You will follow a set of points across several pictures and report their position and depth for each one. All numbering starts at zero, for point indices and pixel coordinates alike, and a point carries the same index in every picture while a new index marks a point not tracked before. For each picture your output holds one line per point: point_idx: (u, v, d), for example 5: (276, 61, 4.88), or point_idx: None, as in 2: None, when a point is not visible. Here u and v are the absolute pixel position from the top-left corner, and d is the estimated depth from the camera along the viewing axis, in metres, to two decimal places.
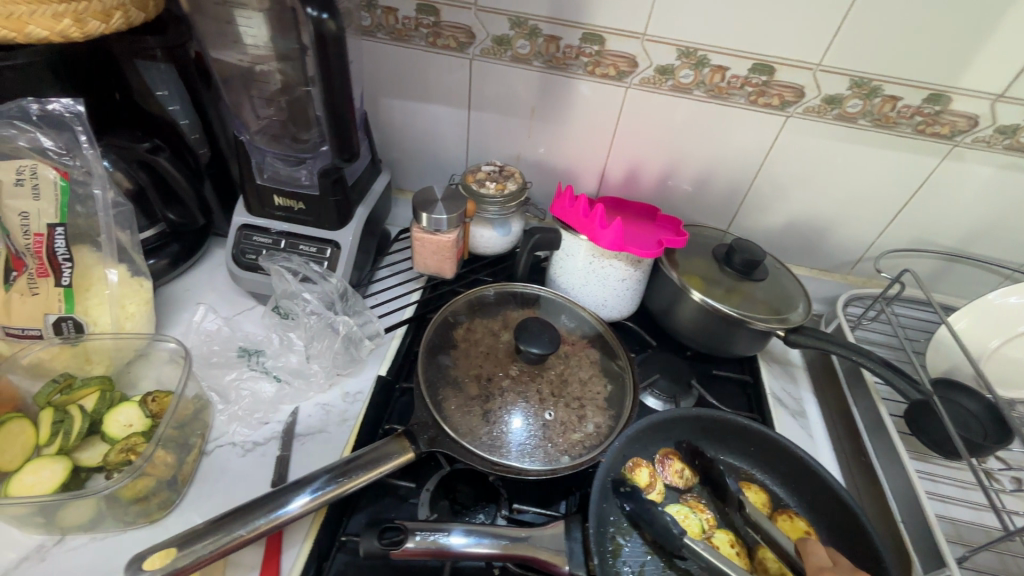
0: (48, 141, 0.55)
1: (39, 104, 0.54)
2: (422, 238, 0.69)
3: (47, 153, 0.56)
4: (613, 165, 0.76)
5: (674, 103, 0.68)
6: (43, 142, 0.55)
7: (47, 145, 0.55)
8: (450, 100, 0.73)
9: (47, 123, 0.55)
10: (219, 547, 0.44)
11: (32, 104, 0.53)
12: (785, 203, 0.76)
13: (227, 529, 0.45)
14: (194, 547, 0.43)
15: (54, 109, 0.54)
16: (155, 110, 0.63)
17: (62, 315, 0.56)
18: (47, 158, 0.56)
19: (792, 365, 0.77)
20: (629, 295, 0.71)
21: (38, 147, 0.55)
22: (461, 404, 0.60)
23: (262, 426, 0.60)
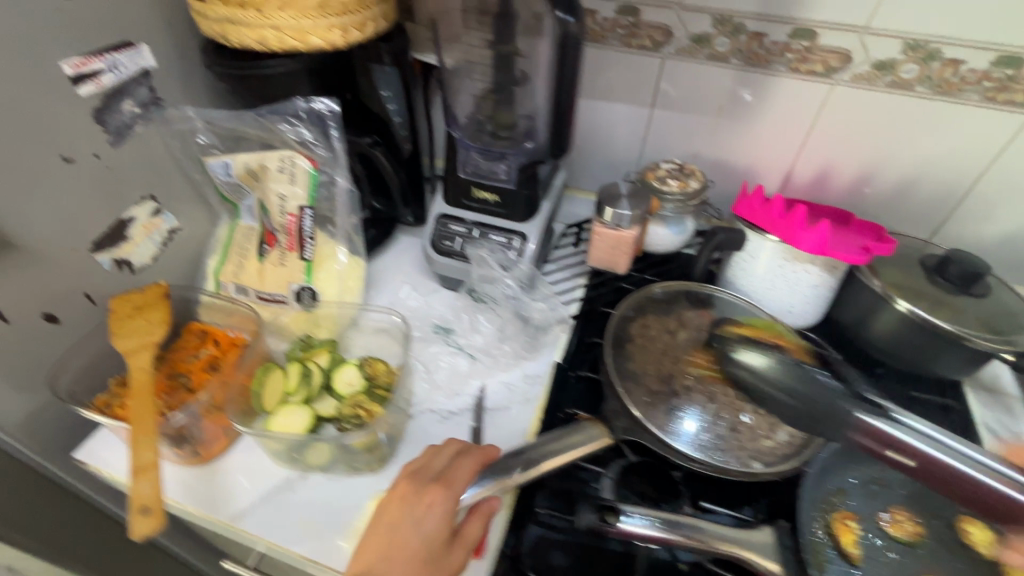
0: (308, 134, 0.65)
1: (306, 104, 0.63)
2: (601, 232, 0.71)
3: (304, 145, 0.65)
4: (801, 166, 0.73)
5: (888, 100, 0.63)
6: (304, 135, 0.65)
7: (307, 137, 0.65)
8: (633, 99, 0.74)
9: (309, 119, 0.64)
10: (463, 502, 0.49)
11: (302, 103, 0.63)
12: (1011, 213, 0.68)
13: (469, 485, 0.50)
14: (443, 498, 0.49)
15: (314, 106, 0.63)
16: (375, 108, 0.71)
17: (302, 284, 0.66)
18: (302, 148, 0.65)
19: (1007, 396, 0.68)
20: (818, 303, 0.68)
21: (302, 140, 0.65)
22: (646, 396, 0.60)
23: (455, 398, 0.65)
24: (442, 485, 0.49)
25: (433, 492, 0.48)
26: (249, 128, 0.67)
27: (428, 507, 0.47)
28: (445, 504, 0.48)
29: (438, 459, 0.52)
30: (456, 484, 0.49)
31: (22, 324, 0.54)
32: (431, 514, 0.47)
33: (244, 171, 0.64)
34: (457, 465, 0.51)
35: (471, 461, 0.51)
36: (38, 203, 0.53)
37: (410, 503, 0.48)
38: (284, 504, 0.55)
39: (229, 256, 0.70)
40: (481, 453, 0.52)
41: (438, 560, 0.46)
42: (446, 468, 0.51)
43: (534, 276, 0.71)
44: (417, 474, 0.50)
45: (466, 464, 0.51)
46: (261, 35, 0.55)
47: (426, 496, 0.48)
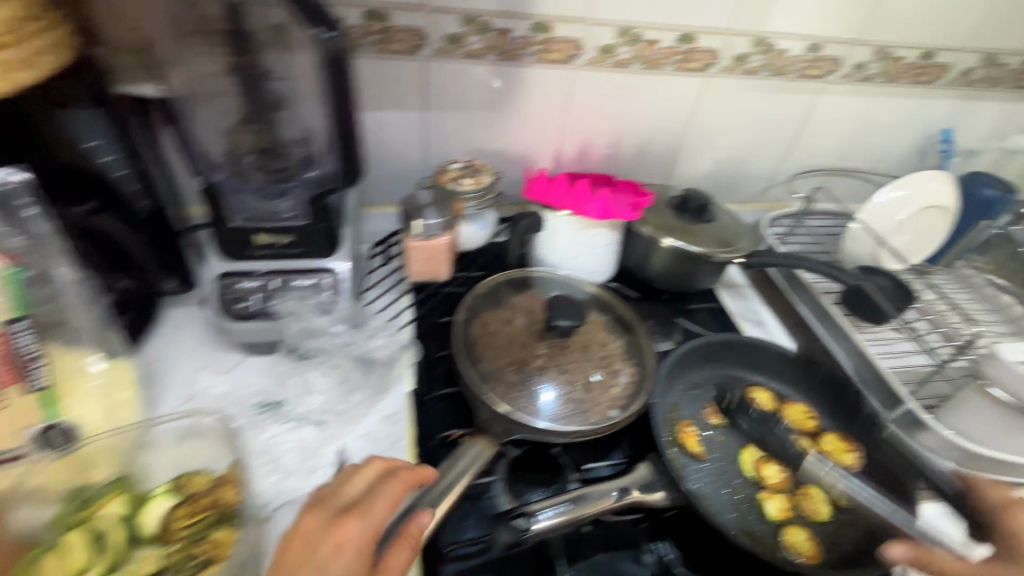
0: None
1: None
2: (414, 247, 0.68)
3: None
4: (566, 143, 0.82)
5: (615, 78, 0.75)
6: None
7: None
8: (405, 105, 0.72)
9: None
10: None
11: None
12: (710, 151, 0.88)
13: None
14: None
15: None
16: (71, 158, 0.52)
17: (46, 422, 0.48)
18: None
19: (741, 287, 0.91)
20: (611, 258, 0.79)
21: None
22: (507, 391, 0.63)
23: (313, 474, 0.56)
24: (355, 517, 0.46)
25: (346, 524, 0.45)
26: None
27: (378, 522, 0.46)
28: (360, 535, 0.45)
29: (354, 487, 0.49)
30: (371, 510, 0.47)
31: None
32: (347, 546, 0.44)
33: None
34: (378, 490, 0.49)
35: (398, 484, 0.49)
36: None
37: (320, 540, 0.45)
38: None
39: None
40: (410, 473, 0.51)
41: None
42: (359, 496, 0.48)
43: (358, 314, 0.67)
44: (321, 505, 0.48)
45: (390, 491, 0.48)
46: None
47: (336, 532, 0.45)
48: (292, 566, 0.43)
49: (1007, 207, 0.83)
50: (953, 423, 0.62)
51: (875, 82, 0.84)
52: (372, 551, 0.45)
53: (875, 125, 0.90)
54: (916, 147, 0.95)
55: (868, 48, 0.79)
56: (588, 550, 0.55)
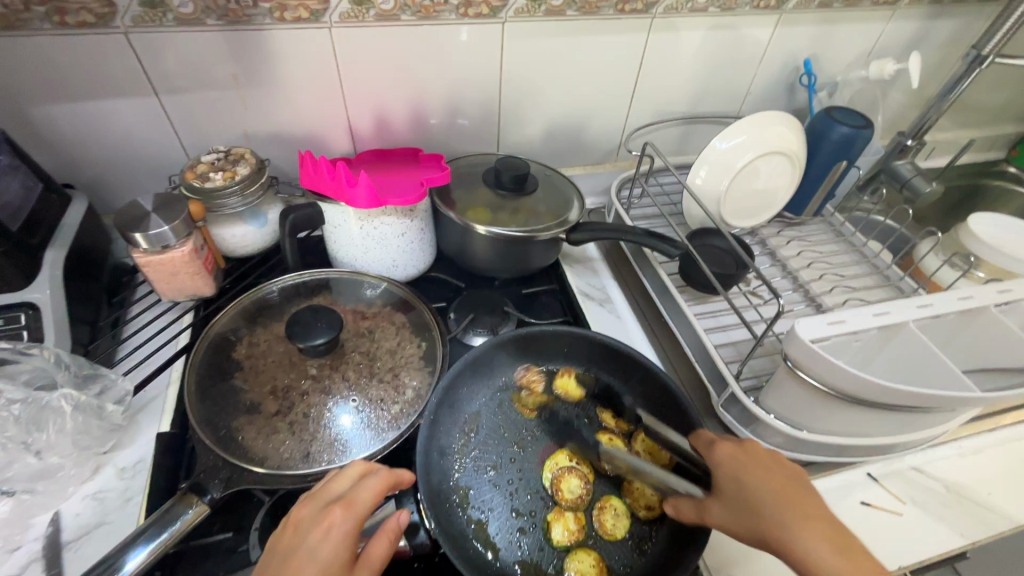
0: None
1: None
2: (150, 262, 0.57)
3: None
4: (356, 117, 0.70)
5: (388, 34, 0.63)
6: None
7: None
8: (127, 90, 0.60)
9: None
10: None
11: None
12: (538, 110, 0.77)
13: None
14: None
15: None
16: None
17: None
18: None
19: (592, 260, 0.81)
20: (416, 248, 0.68)
21: None
22: (259, 428, 0.53)
23: (9, 556, 0.47)
24: (340, 508, 0.42)
25: (330, 516, 0.42)
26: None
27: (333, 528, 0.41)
28: (344, 528, 0.41)
29: (340, 483, 0.45)
30: (358, 502, 0.43)
31: None
32: (332, 538, 0.41)
33: None
34: (360, 485, 0.44)
35: (377, 481, 0.44)
36: None
37: (308, 530, 0.42)
38: None
39: None
40: (390, 474, 0.45)
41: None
42: (344, 492, 0.44)
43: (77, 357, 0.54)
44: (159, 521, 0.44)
45: (372, 485, 0.44)
46: None
47: (323, 521, 0.42)
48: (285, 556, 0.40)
49: (865, 142, 0.72)
50: (774, 405, 0.55)
51: (712, 12, 0.72)
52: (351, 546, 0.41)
53: (723, 62, 0.79)
54: (777, 84, 0.85)
55: None
56: None
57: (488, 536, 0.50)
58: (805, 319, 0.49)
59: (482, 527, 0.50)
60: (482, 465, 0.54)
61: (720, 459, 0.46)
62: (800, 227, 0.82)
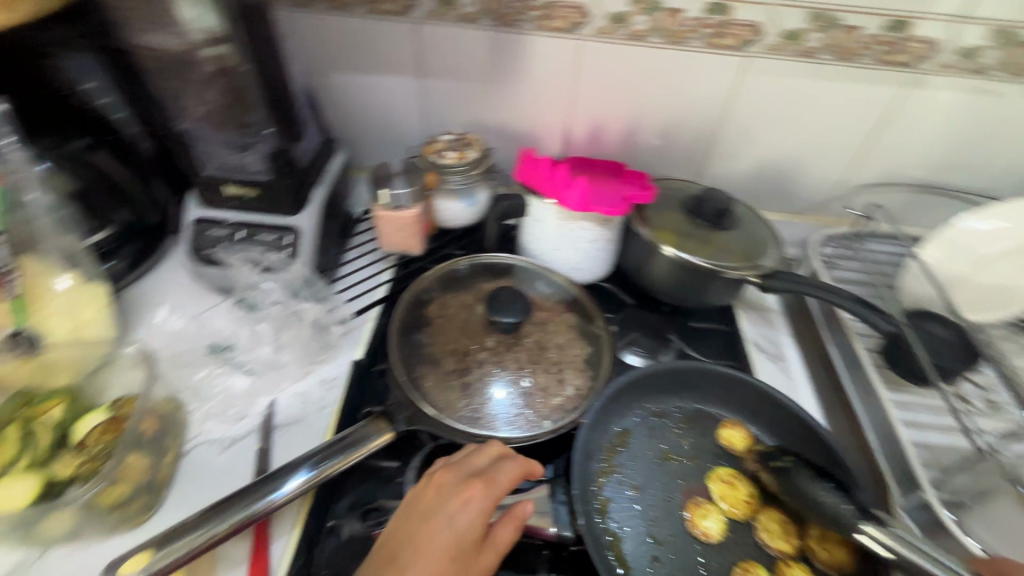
0: None
1: None
2: (384, 217, 0.67)
3: None
4: (575, 124, 0.74)
5: (629, 53, 0.66)
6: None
7: None
8: (401, 70, 0.70)
9: None
10: (198, 544, 0.44)
11: None
12: (753, 147, 0.75)
13: (204, 525, 0.44)
14: (171, 547, 0.43)
15: None
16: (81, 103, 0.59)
17: (14, 328, 0.54)
18: None
19: (769, 311, 0.77)
20: (603, 256, 0.70)
21: None
22: (438, 379, 0.59)
23: (239, 421, 0.59)
24: (482, 485, 0.48)
25: (472, 488, 0.47)
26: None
27: (469, 503, 0.47)
28: (482, 504, 0.47)
29: (481, 458, 0.50)
30: (498, 483, 0.48)
31: None
32: (469, 509, 0.46)
33: None
34: (500, 467, 0.49)
35: (515, 467, 0.49)
36: None
37: (448, 496, 0.47)
38: None
39: None
40: (524, 464, 0.50)
41: (465, 562, 0.45)
42: (484, 467, 0.49)
43: (314, 281, 0.65)
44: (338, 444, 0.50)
45: (511, 471, 0.49)
46: None
47: (463, 492, 0.47)
48: (429, 516, 0.46)
49: None
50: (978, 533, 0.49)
51: (994, 76, 0.64)
52: (486, 519, 0.47)
53: (990, 132, 0.69)
54: None
55: (982, 29, 0.60)
56: None
57: (621, 552, 0.50)
58: None
59: (617, 542, 0.51)
60: (626, 482, 0.55)
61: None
62: None
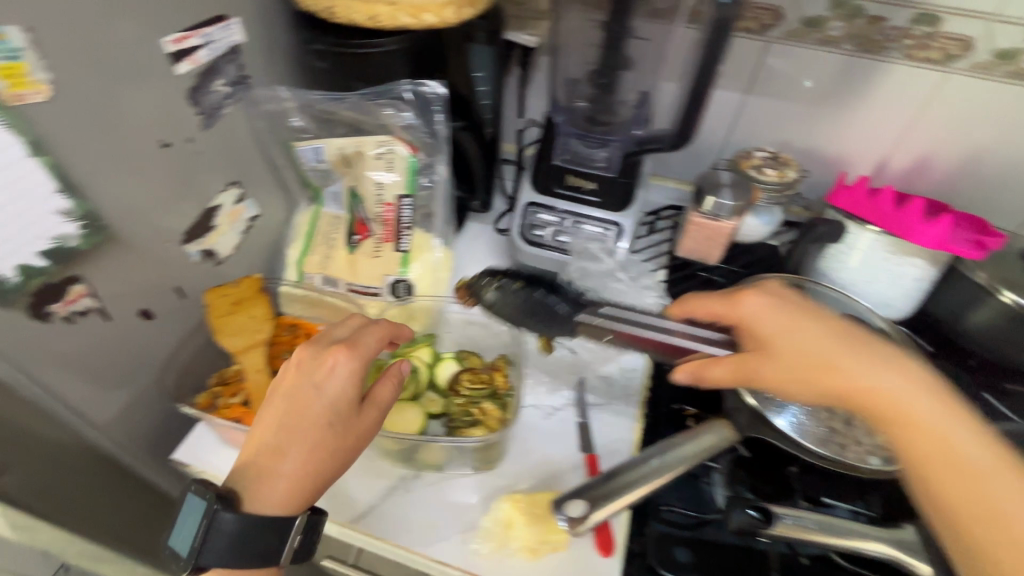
0: (411, 118, 0.63)
1: (414, 86, 0.60)
2: (698, 223, 0.69)
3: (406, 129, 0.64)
4: (897, 156, 0.72)
5: (1000, 92, 0.63)
6: (408, 119, 0.63)
7: (410, 120, 0.63)
8: (731, 83, 0.71)
9: (416, 104, 0.62)
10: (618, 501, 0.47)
11: (410, 87, 0.60)
12: None
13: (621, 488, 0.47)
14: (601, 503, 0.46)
15: (415, 90, 0.61)
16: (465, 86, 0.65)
17: (398, 276, 0.65)
18: (406, 133, 0.63)
19: None
20: (915, 296, 0.68)
21: (405, 123, 0.63)
22: None
23: (556, 393, 0.64)
24: (345, 348, 0.48)
25: (338, 353, 0.48)
26: (342, 110, 0.63)
27: (337, 366, 0.47)
28: (348, 367, 0.48)
29: (340, 329, 0.51)
30: (362, 347, 0.49)
31: (124, 318, 0.50)
32: (339, 371, 0.47)
33: (339, 157, 0.64)
34: (362, 332, 0.50)
35: (379, 330, 0.51)
36: (137, 193, 0.48)
37: (312, 369, 0.48)
38: (403, 506, 0.54)
39: (313, 246, 0.66)
40: (389, 327, 0.52)
41: (350, 420, 0.48)
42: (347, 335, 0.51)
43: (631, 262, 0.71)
44: (318, 338, 0.50)
45: (373, 333, 0.51)
46: (374, 10, 0.51)
47: (328, 359, 0.48)
48: (294, 388, 0.47)
49: None
50: None
51: None
52: (355, 381, 0.48)
53: None
54: None
55: None
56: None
57: None
58: None
59: None
60: None
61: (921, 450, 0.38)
62: None
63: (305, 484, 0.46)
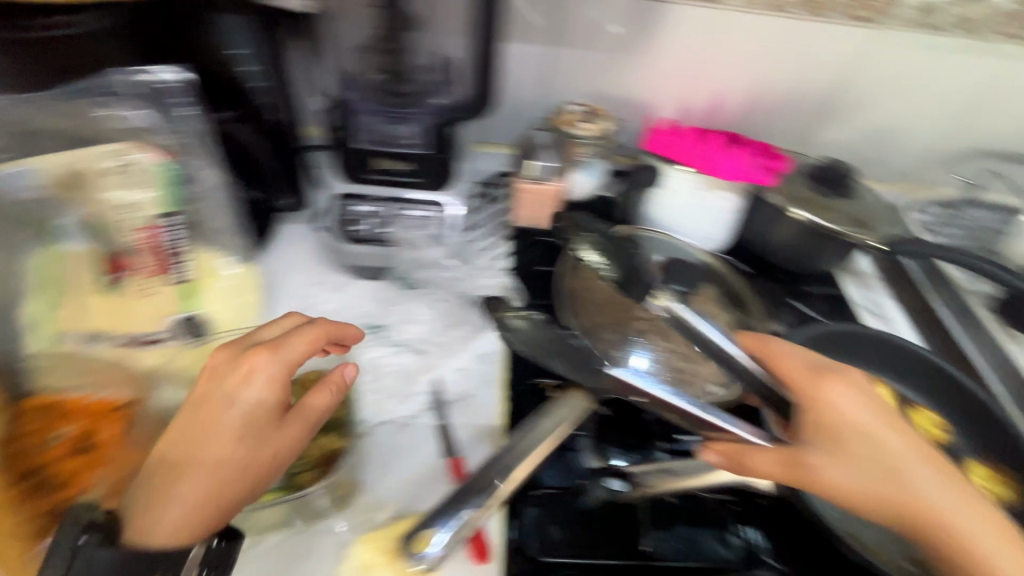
0: (130, 112, 0.51)
1: (132, 75, 0.49)
2: (525, 189, 0.68)
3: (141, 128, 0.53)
4: (696, 96, 0.75)
5: (769, 23, 0.68)
6: (143, 120, 0.52)
7: (129, 115, 0.52)
8: (533, 37, 0.69)
9: (155, 98, 0.51)
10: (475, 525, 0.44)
11: (136, 74, 0.49)
12: (863, 118, 0.78)
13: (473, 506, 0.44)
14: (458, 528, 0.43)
15: (139, 79, 0.50)
16: (215, 63, 0.54)
17: (182, 312, 0.54)
18: (144, 134, 0.52)
19: (867, 276, 0.81)
20: (729, 225, 0.72)
21: (140, 123, 0.52)
22: (605, 349, 0.60)
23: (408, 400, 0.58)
24: (266, 351, 0.43)
25: (254, 358, 0.43)
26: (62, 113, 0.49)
27: (251, 372, 0.42)
28: (267, 370, 0.43)
29: (270, 330, 0.47)
30: (288, 348, 0.44)
31: None
32: (256, 378, 0.42)
33: (64, 174, 0.50)
34: (294, 334, 0.45)
35: (313, 330, 0.46)
36: None
37: (223, 376, 0.43)
38: None
39: (61, 296, 0.52)
40: (328, 327, 0.48)
41: (273, 432, 0.42)
42: (268, 338, 0.46)
43: (466, 248, 0.68)
44: (234, 344, 0.45)
45: (308, 333, 0.46)
46: None
47: (242, 366, 0.43)
48: (204, 398, 0.42)
49: None
50: None
51: None
52: (281, 390, 0.43)
53: None
54: None
55: None
56: (673, 521, 0.54)
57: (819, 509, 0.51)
58: None
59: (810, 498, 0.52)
60: None
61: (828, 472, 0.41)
62: None
63: (208, 511, 0.39)
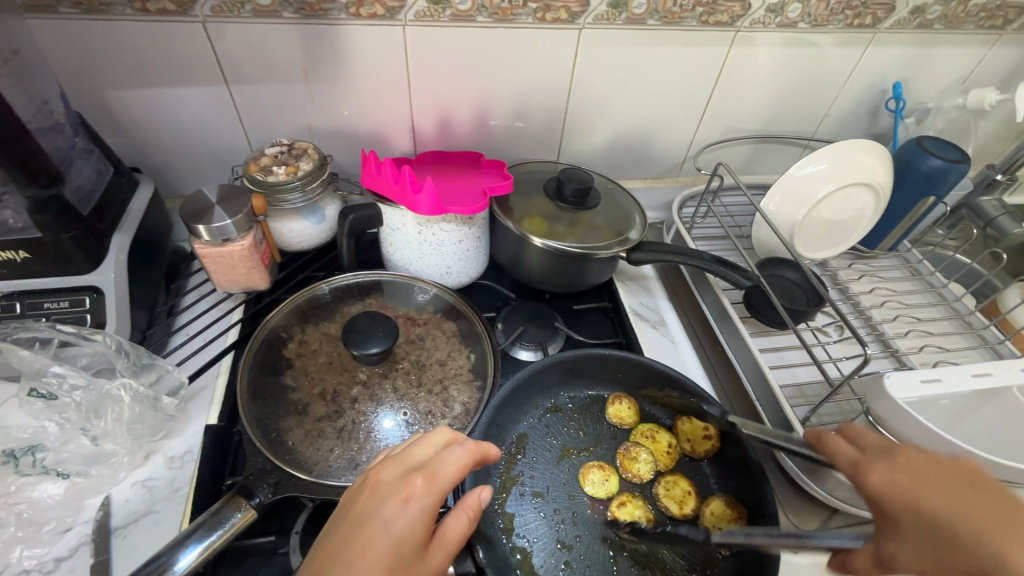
0: None
1: None
2: (210, 254, 0.57)
3: None
4: (420, 118, 0.69)
5: (462, 36, 0.61)
6: None
7: None
8: (198, 78, 0.60)
9: None
10: None
11: None
12: (605, 120, 0.75)
13: None
14: None
15: None
16: None
17: None
18: None
19: (647, 279, 0.78)
20: (471, 255, 0.66)
21: None
22: (307, 431, 0.52)
23: (62, 536, 0.47)
24: (424, 478, 0.39)
25: (412, 483, 0.38)
26: None
27: (394, 513, 0.37)
28: (426, 499, 0.38)
29: (424, 448, 0.41)
30: (443, 477, 0.39)
31: None
32: (410, 509, 0.37)
33: None
34: (445, 455, 0.40)
35: (464, 455, 0.40)
36: None
37: (385, 496, 0.38)
38: None
39: None
40: (477, 449, 0.41)
41: (408, 571, 0.36)
42: (428, 459, 0.40)
43: (130, 346, 0.54)
44: (399, 459, 0.41)
45: (462, 457, 0.40)
46: None
47: (402, 490, 0.38)
48: (363, 516, 0.38)
49: (958, 177, 0.66)
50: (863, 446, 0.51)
51: (800, 28, 0.67)
52: (432, 520, 0.38)
53: (806, 81, 0.74)
54: (859, 107, 0.79)
55: None
56: None
57: (531, 568, 0.48)
58: (895, 374, 0.45)
59: (527, 559, 0.49)
60: (528, 491, 0.53)
61: (879, 484, 0.35)
62: (872, 260, 0.77)
63: None
